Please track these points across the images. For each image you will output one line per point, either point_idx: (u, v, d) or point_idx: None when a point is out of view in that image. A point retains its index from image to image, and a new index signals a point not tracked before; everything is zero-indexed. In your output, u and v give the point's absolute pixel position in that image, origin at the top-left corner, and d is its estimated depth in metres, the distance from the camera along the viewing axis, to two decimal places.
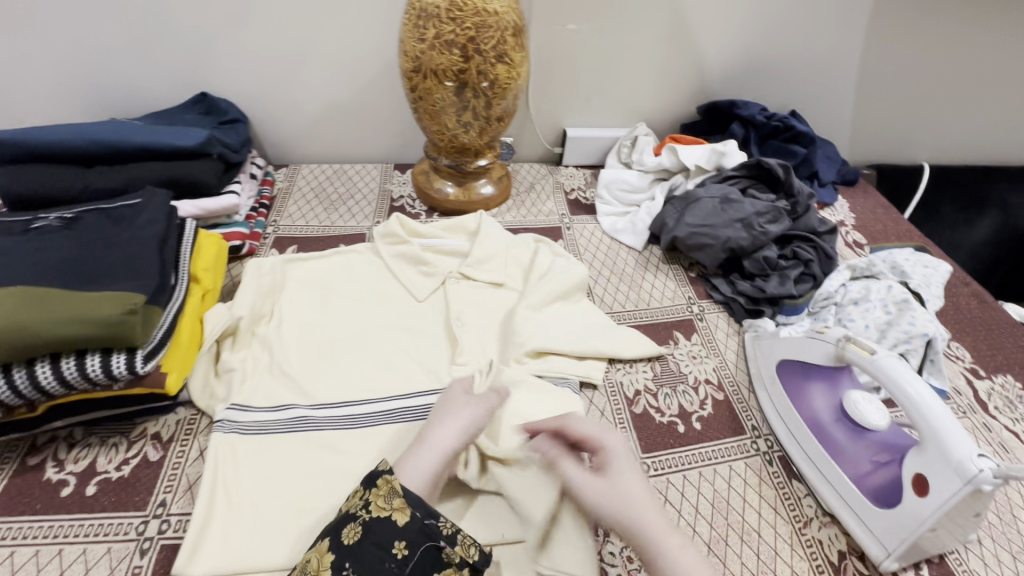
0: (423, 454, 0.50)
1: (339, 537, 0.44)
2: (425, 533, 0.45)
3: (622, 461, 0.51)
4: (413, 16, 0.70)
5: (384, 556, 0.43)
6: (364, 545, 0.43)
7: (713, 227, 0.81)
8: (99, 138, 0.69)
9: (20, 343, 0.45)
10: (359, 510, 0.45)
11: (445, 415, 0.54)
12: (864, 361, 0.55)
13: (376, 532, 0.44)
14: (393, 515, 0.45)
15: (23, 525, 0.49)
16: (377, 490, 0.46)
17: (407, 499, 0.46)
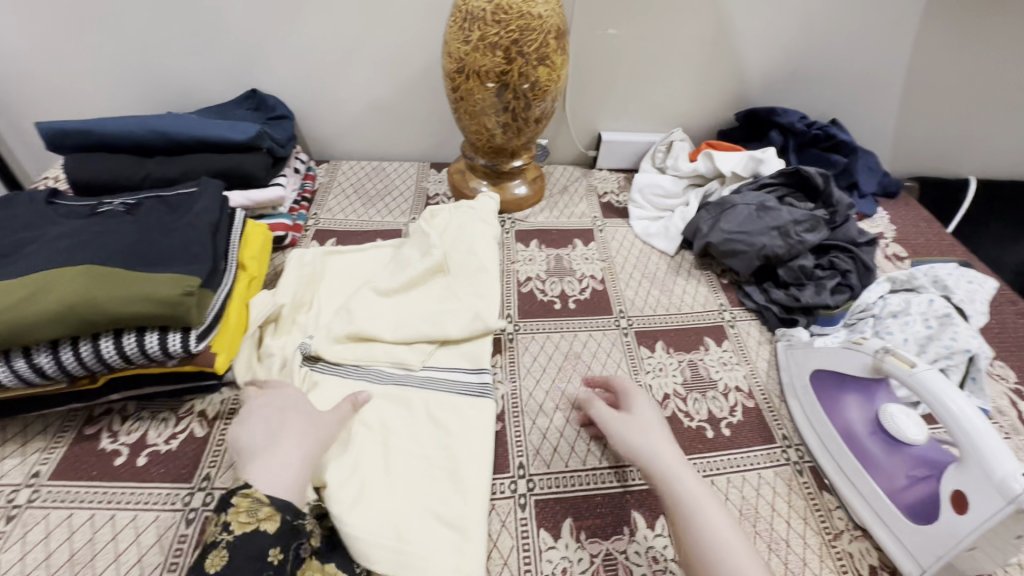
0: (277, 469, 0.46)
1: (201, 569, 0.39)
2: (295, 533, 0.43)
3: (646, 403, 0.58)
4: (459, 18, 0.72)
5: (261, 567, 0.40)
6: (236, 564, 0.39)
7: (748, 233, 0.80)
8: (159, 129, 0.73)
9: (89, 317, 0.49)
10: (219, 535, 0.41)
11: (295, 423, 0.51)
12: (903, 373, 0.54)
13: (244, 549, 0.40)
14: (262, 526, 0.41)
15: (79, 490, 0.53)
16: (236, 508, 0.42)
17: (275, 506, 0.43)
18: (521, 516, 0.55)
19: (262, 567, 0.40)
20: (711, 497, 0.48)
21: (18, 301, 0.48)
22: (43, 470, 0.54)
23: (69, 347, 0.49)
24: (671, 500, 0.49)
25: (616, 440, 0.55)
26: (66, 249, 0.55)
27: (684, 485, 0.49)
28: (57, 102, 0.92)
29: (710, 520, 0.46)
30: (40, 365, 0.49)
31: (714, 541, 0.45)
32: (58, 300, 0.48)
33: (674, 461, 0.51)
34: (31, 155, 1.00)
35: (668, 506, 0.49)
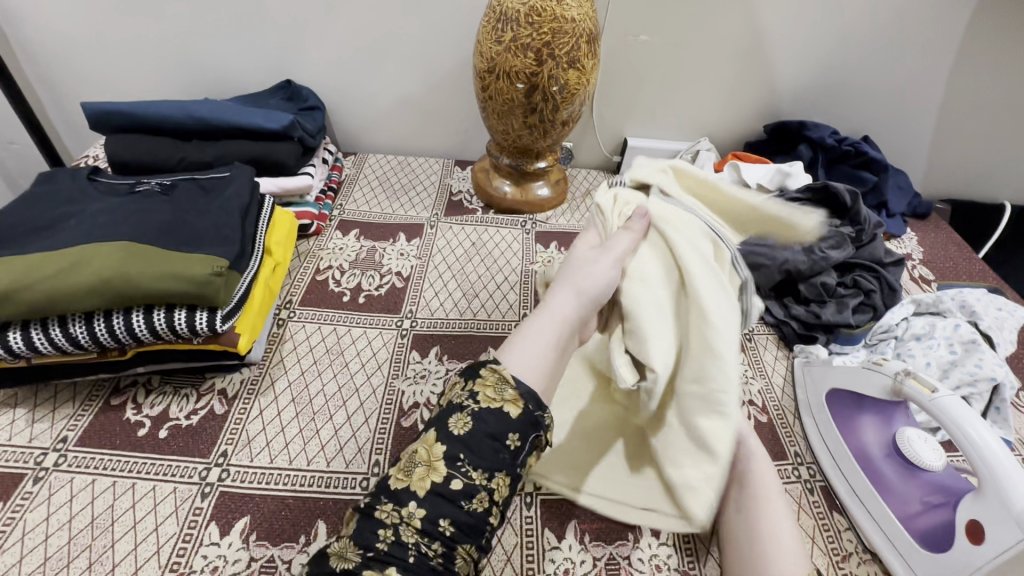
0: (543, 325, 0.48)
1: (448, 428, 0.40)
2: (536, 424, 0.42)
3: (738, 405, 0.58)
4: (492, 19, 0.73)
5: (498, 447, 0.40)
6: (477, 434, 0.40)
7: (772, 248, 0.75)
8: (196, 115, 0.75)
9: (121, 291, 0.50)
10: (467, 400, 0.41)
11: (569, 273, 0.52)
12: (922, 398, 0.53)
13: (488, 422, 0.40)
14: (505, 407, 0.41)
15: (103, 457, 0.55)
16: (485, 379, 0.42)
17: (519, 390, 0.42)
18: (528, 515, 0.55)
19: (503, 447, 0.40)
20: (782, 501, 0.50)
21: (58, 273, 0.50)
22: (71, 435, 0.56)
23: (102, 320, 0.51)
24: (751, 490, 0.50)
25: None
26: (102, 225, 0.57)
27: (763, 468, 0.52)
28: (102, 83, 0.95)
29: (778, 528, 0.47)
30: (74, 335, 0.51)
31: (772, 524, 0.47)
32: (95, 273, 0.50)
33: (759, 457, 0.53)
34: (73, 134, 1.04)
35: (752, 493, 0.50)
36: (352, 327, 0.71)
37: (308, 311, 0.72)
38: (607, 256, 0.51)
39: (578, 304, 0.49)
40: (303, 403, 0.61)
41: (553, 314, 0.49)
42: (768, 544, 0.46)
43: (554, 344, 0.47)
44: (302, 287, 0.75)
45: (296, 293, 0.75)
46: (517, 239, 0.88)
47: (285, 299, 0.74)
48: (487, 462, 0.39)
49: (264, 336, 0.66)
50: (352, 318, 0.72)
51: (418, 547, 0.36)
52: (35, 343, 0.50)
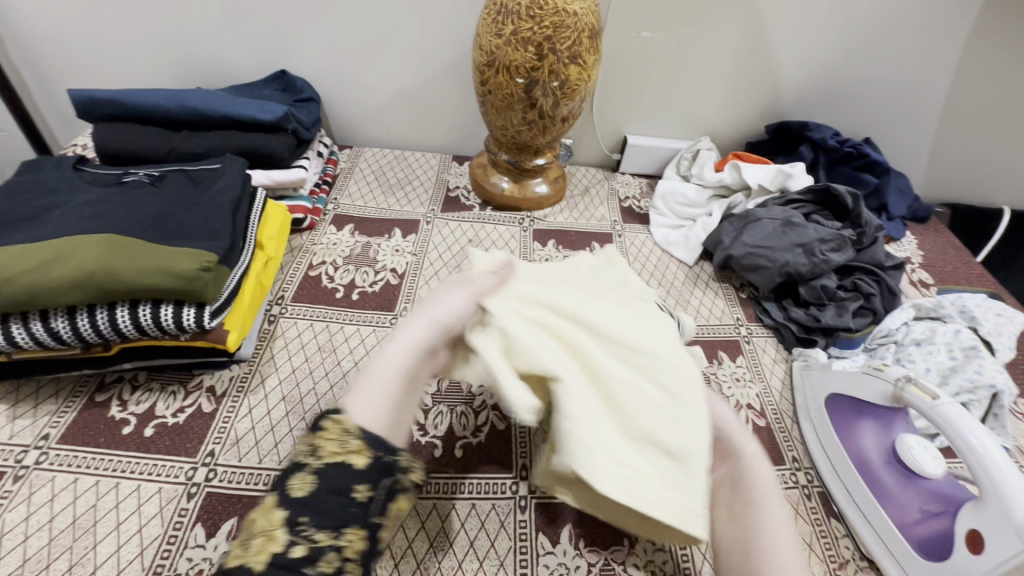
0: (392, 355, 0.44)
1: (286, 490, 0.35)
2: (389, 470, 0.37)
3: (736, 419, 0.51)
4: (492, 11, 0.71)
5: (346, 502, 0.35)
6: (320, 494, 0.35)
7: (772, 249, 0.78)
8: (187, 104, 0.73)
9: (106, 284, 0.49)
10: (309, 459, 0.37)
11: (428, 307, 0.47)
12: (924, 404, 0.53)
13: (334, 478, 0.36)
14: (350, 459, 0.37)
15: (86, 456, 0.53)
16: (327, 434, 0.38)
17: (365, 439, 0.38)
18: (520, 519, 0.54)
19: (345, 502, 0.35)
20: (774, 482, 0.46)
21: (40, 266, 0.48)
22: (53, 433, 0.54)
23: (86, 314, 0.50)
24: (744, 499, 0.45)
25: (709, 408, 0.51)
26: (88, 216, 0.55)
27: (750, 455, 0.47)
28: (91, 70, 0.92)
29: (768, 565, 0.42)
30: (56, 330, 0.49)
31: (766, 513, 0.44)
32: (77, 265, 0.48)
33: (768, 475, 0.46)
34: (63, 123, 1.02)
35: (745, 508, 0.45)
36: (345, 325, 0.69)
37: (300, 308, 0.71)
38: (463, 292, 0.48)
39: (436, 333, 0.45)
40: (293, 402, 0.60)
41: (401, 341, 0.44)
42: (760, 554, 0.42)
43: (405, 375, 0.43)
44: (295, 283, 0.74)
45: (288, 289, 0.73)
46: (515, 236, 0.87)
47: (277, 294, 0.72)
48: (333, 520, 0.34)
49: (255, 333, 0.65)
50: (345, 315, 0.71)
51: None
52: (16, 338, 0.49)
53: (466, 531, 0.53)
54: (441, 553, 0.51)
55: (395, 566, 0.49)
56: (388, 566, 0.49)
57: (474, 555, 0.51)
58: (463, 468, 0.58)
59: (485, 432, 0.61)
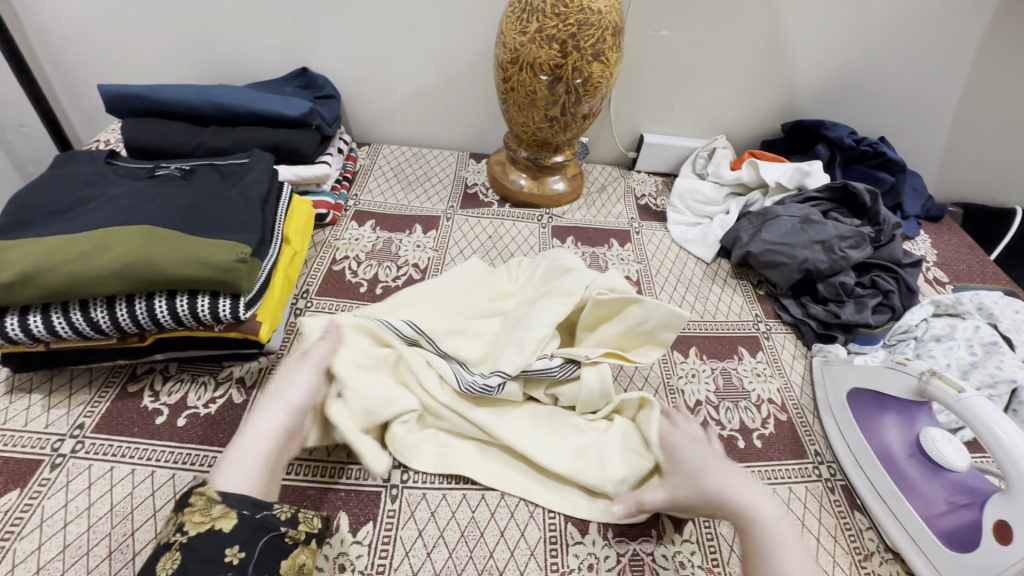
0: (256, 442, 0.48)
1: (152, 571, 0.39)
2: (259, 528, 0.43)
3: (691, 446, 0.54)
4: (517, 8, 0.72)
5: (214, 568, 0.40)
6: (189, 565, 0.39)
7: (790, 246, 0.79)
8: (213, 99, 0.73)
9: (145, 275, 0.49)
10: (173, 536, 0.41)
11: (273, 395, 0.52)
12: (948, 398, 0.53)
13: (201, 548, 0.40)
14: (217, 524, 0.42)
15: (121, 445, 0.54)
16: (191, 508, 0.42)
17: (228, 503, 0.43)
18: (549, 510, 0.55)
19: (213, 567, 0.40)
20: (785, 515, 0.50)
21: (81, 256, 0.49)
22: (88, 422, 0.55)
23: (124, 304, 0.50)
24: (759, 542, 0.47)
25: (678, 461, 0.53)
26: (125, 208, 0.55)
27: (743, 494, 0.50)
28: (115, 66, 0.93)
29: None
30: (96, 320, 0.50)
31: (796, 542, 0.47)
32: (118, 255, 0.49)
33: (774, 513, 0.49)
34: (85, 118, 1.02)
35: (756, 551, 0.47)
36: None
37: (326, 301, 0.72)
38: (305, 368, 0.54)
39: (291, 415, 0.51)
40: None
41: (258, 430, 0.49)
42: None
43: (275, 455, 0.48)
44: (319, 277, 0.74)
45: (313, 283, 0.74)
46: (534, 233, 0.88)
47: (302, 289, 0.73)
48: None
49: (283, 325, 0.65)
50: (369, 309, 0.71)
51: None
52: (57, 327, 0.49)
53: (495, 522, 0.53)
54: (472, 542, 0.51)
55: (428, 556, 0.50)
56: (419, 555, 0.50)
57: (505, 544, 0.51)
58: None
59: None
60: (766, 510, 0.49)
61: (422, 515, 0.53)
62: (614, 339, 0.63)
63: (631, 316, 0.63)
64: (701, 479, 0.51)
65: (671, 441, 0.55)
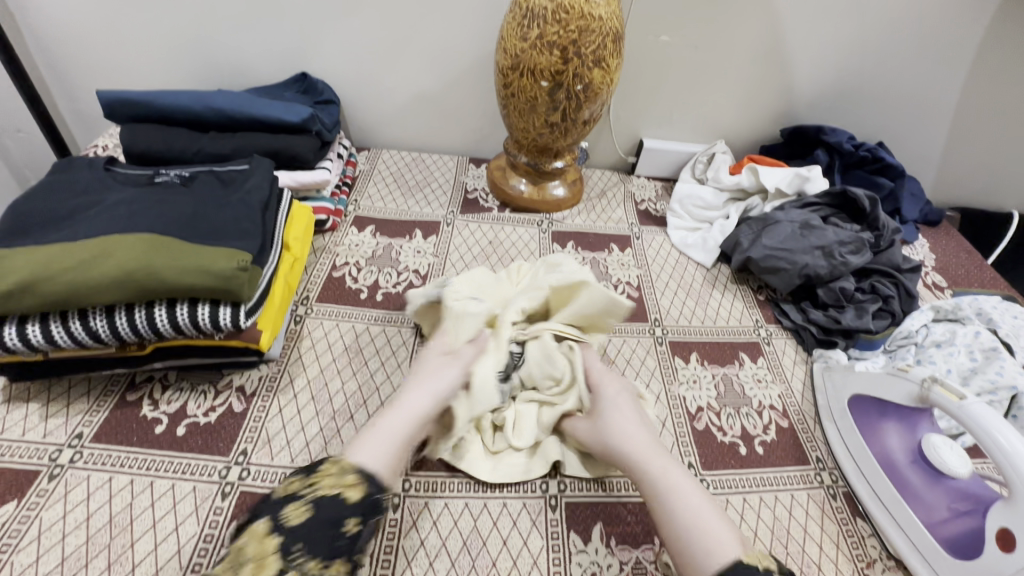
0: (396, 421, 0.52)
1: (281, 519, 0.42)
2: (376, 507, 0.45)
3: (613, 400, 0.57)
4: (518, 14, 0.72)
5: (335, 534, 0.42)
6: (314, 523, 0.42)
7: (790, 251, 0.79)
8: (213, 105, 0.73)
9: (145, 284, 0.49)
10: (304, 491, 0.44)
11: (420, 381, 0.55)
12: (950, 405, 0.53)
13: (327, 511, 0.43)
14: (345, 492, 0.44)
15: (119, 454, 0.53)
16: (325, 471, 0.46)
17: (358, 475, 0.46)
18: (552, 518, 0.54)
19: (337, 531, 0.42)
20: (671, 459, 0.52)
21: (79, 265, 0.48)
22: (86, 432, 0.55)
23: (123, 313, 0.50)
24: (650, 489, 0.50)
25: (592, 419, 0.57)
26: (124, 216, 0.55)
27: (635, 443, 0.53)
28: (113, 71, 0.93)
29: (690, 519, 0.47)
30: (94, 329, 0.49)
31: (670, 484, 0.49)
32: (117, 264, 0.48)
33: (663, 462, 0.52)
34: (82, 123, 1.02)
35: (648, 496, 0.50)
36: (370, 325, 0.70)
37: (326, 308, 0.71)
38: (455, 364, 0.58)
39: (433, 403, 0.54)
40: (322, 403, 0.60)
41: (405, 411, 0.53)
42: (695, 532, 0.46)
43: (409, 437, 0.51)
44: (319, 284, 0.74)
45: (313, 290, 0.73)
46: (534, 238, 0.88)
47: (302, 295, 0.72)
48: (324, 551, 0.41)
49: (283, 333, 0.65)
50: (371, 315, 0.71)
51: None
52: (54, 336, 0.49)
53: (497, 530, 0.53)
54: (475, 552, 0.51)
55: (430, 565, 0.50)
56: (421, 564, 0.50)
57: (509, 553, 0.51)
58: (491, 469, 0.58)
59: None
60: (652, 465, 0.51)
61: (425, 524, 0.53)
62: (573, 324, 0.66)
63: (579, 300, 0.65)
64: (605, 434, 0.54)
65: (596, 395, 0.58)
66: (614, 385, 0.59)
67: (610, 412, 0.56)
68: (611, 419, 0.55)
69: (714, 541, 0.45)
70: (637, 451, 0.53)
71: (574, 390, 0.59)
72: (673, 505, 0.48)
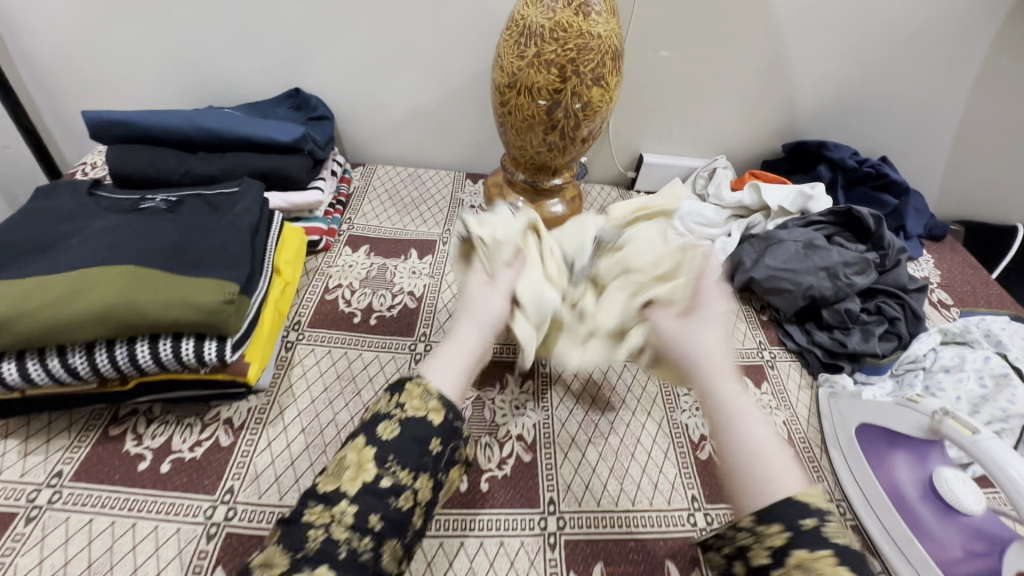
0: (457, 349, 0.50)
1: (375, 435, 0.43)
2: (457, 433, 0.45)
3: (715, 310, 0.53)
4: (515, 32, 0.70)
5: (423, 451, 0.43)
6: (404, 441, 0.42)
7: (795, 272, 0.77)
8: (202, 124, 0.71)
9: (125, 319, 0.47)
10: (392, 410, 0.44)
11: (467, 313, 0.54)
12: (963, 439, 0.51)
13: (414, 429, 0.43)
14: (429, 415, 0.44)
15: (101, 494, 0.51)
16: (411, 391, 0.45)
17: (441, 400, 0.45)
18: (551, 556, 0.53)
19: (425, 451, 0.42)
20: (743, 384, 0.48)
21: (57, 301, 0.46)
22: (67, 470, 0.53)
23: (104, 349, 0.48)
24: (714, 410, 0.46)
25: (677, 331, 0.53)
26: (105, 246, 0.53)
27: (714, 360, 0.49)
28: (103, 88, 0.91)
29: (753, 442, 0.42)
30: (73, 366, 0.47)
31: (739, 409, 0.45)
32: (96, 299, 0.47)
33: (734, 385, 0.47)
34: (71, 140, 1.00)
35: (711, 416, 0.46)
36: (364, 351, 0.68)
37: (318, 333, 0.69)
38: (497, 292, 0.55)
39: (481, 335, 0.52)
40: (314, 434, 0.58)
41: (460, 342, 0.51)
42: (756, 460, 0.41)
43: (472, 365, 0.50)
44: (311, 307, 0.72)
45: (305, 314, 0.71)
46: None
47: (294, 320, 0.70)
48: (413, 463, 0.42)
49: (273, 361, 0.63)
50: (364, 341, 0.69)
51: (349, 543, 0.38)
52: (32, 375, 0.47)
53: (494, 571, 0.51)
54: None
55: None
56: None
57: None
58: (489, 502, 0.56)
59: (510, 465, 0.60)
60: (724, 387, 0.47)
61: (419, 565, 0.51)
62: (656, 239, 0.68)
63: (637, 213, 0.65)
64: (690, 345, 0.51)
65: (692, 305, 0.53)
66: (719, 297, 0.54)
67: (705, 324, 0.52)
68: (703, 331, 0.51)
69: (774, 470, 0.40)
70: (715, 369, 0.48)
71: (676, 282, 0.55)
72: (738, 430, 0.43)
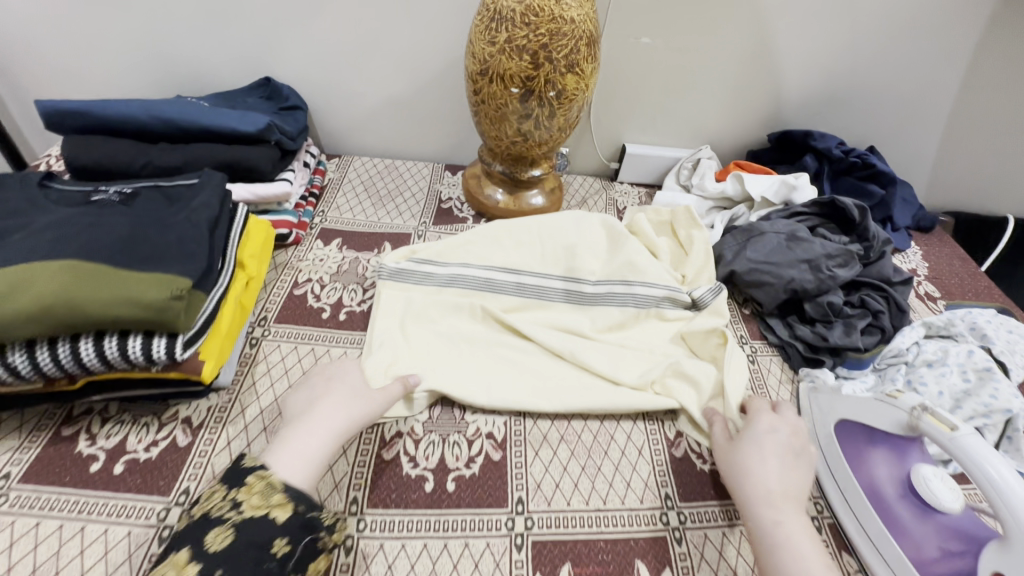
0: (306, 440, 0.50)
1: (203, 545, 0.41)
2: (309, 527, 0.45)
3: (764, 434, 0.56)
4: (485, 17, 0.68)
5: (263, 557, 0.41)
6: (236, 547, 0.41)
7: (776, 265, 0.76)
8: (162, 114, 0.69)
9: (68, 316, 0.45)
10: (228, 513, 0.43)
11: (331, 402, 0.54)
12: (942, 436, 0.50)
13: (250, 533, 0.42)
14: (272, 513, 0.44)
15: (50, 496, 0.49)
16: (250, 490, 0.45)
17: (287, 495, 0.45)
18: (515, 558, 0.51)
19: (261, 557, 0.41)
20: (792, 513, 0.49)
21: None
22: (14, 472, 0.51)
23: (47, 347, 0.46)
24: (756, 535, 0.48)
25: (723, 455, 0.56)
26: (52, 239, 0.51)
27: (758, 486, 0.51)
28: (68, 78, 0.89)
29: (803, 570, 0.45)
30: (14, 365, 0.46)
31: (782, 539, 0.47)
32: (37, 294, 0.45)
33: (779, 512, 0.49)
34: (40, 132, 0.98)
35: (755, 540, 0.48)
36: (330, 348, 0.66)
37: (285, 329, 0.67)
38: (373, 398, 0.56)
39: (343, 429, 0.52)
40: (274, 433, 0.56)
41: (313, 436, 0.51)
42: None
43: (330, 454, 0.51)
44: (278, 303, 0.70)
45: (272, 309, 0.69)
46: None
47: (260, 315, 0.69)
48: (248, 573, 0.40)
49: (235, 358, 0.61)
50: (332, 337, 0.67)
51: None
52: None
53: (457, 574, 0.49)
54: None
55: None
56: None
57: None
58: (455, 502, 0.55)
59: (479, 463, 0.58)
60: (765, 514, 0.49)
61: (379, 569, 0.49)
62: (668, 265, 0.80)
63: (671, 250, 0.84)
64: (737, 464, 0.54)
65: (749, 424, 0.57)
66: (775, 425, 0.57)
67: (751, 447, 0.55)
68: (748, 455, 0.54)
69: None
70: (760, 493, 0.50)
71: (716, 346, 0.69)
72: (786, 562, 0.45)
